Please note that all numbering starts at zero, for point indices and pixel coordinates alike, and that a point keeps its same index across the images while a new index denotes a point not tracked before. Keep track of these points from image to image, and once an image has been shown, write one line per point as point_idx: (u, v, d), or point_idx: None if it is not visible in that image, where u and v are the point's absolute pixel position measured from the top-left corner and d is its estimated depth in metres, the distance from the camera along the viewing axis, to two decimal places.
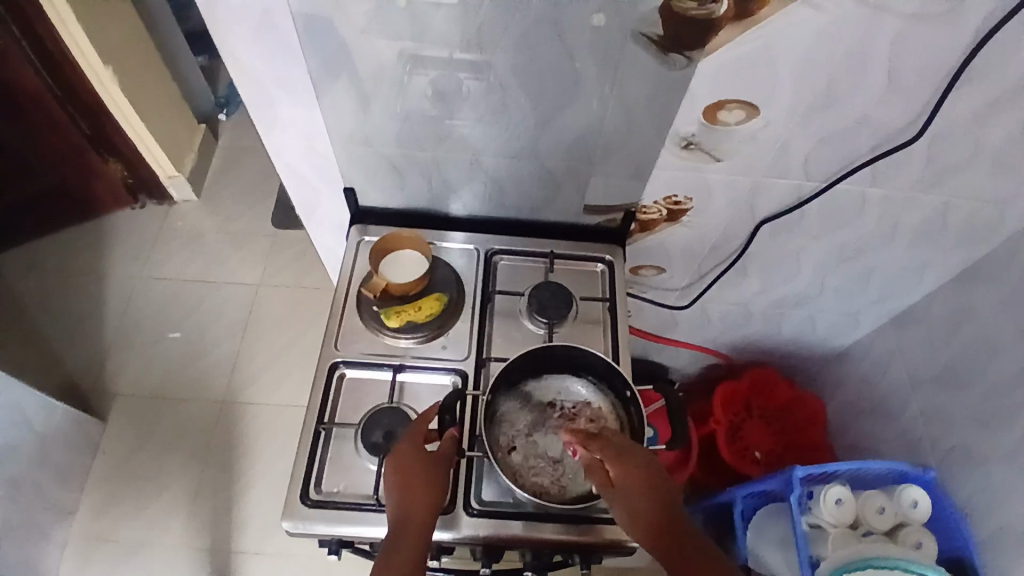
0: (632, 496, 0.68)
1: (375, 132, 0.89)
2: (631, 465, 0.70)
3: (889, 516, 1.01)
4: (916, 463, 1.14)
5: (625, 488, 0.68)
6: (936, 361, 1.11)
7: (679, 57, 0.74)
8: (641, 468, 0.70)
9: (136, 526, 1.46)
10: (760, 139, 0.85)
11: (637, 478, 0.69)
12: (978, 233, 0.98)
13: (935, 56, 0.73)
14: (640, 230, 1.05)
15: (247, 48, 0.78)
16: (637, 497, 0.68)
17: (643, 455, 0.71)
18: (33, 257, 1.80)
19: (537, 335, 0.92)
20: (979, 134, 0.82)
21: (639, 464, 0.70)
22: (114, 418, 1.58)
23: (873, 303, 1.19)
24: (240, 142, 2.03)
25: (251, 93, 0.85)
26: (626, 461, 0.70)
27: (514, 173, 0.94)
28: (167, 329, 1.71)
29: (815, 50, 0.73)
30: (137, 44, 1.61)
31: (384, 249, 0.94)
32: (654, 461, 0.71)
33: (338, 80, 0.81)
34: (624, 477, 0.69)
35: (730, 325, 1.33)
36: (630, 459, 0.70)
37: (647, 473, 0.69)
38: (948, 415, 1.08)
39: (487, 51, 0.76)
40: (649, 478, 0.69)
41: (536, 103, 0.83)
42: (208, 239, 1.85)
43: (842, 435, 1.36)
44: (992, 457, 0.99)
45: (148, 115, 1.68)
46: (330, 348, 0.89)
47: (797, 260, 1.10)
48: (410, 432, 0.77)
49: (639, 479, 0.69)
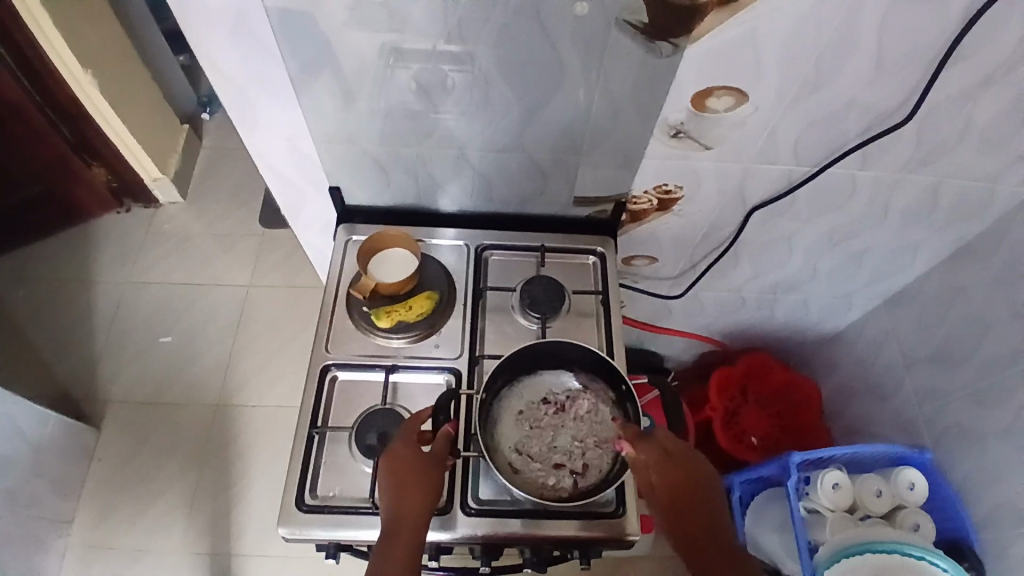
0: (676, 496, 0.70)
1: (358, 130, 0.87)
2: (679, 467, 0.71)
3: (886, 499, 1.02)
4: (913, 444, 1.14)
5: (672, 488, 0.70)
6: (930, 342, 1.11)
7: (664, 44, 0.73)
8: (689, 470, 0.71)
9: (136, 533, 1.45)
10: (749, 125, 0.84)
11: (686, 479, 0.70)
12: (970, 213, 0.97)
13: (925, 35, 0.72)
14: (631, 220, 1.04)
15: (222, 49, 0.76)
16: (681, 497, 0.70)
17: (691, 457, 0.72)
18: (18, 265, 1.77)
19: (530, 331, 0.91)
20: (970, 112, 0.81)
21: (688, 466, 0.71)
22: (109, 426, 1.57)
23: (866, 286, 1.19)
24: (224, 141, 2.00)
25: (230, 95, 0.83)
26: (675, 462, 0.71)
27: (501, 167, 0.93)
28: (158, 334, 1.69)
29: (803, 33, 0.71)
30: (114, 45, 1.58)
31: (371, 248, 0.92)
32: (701, 461, 0.72)
33: (319, 77, 0.79)
34: (672, 478, 0.70)
35: (724, 312, 1.32)
36: (678, 461, 0.71)
37: (694, 474, 0.71)
38: (943, 396, 1.08)
39: (469, 43, 0.74)
40: (696, 478, 0.71)
41: (520, 95, 0.81)
42: (196, 241, 1.83)
43: (838, 417, 1.36)
44: (987, 435, 0.99)
45: (130, 117, 1.65)
46: (320, 351, 0.88)
47: (789, 245, 1.09)
48: (405, 430, 0.76)
49: (686, 480, 0.70)
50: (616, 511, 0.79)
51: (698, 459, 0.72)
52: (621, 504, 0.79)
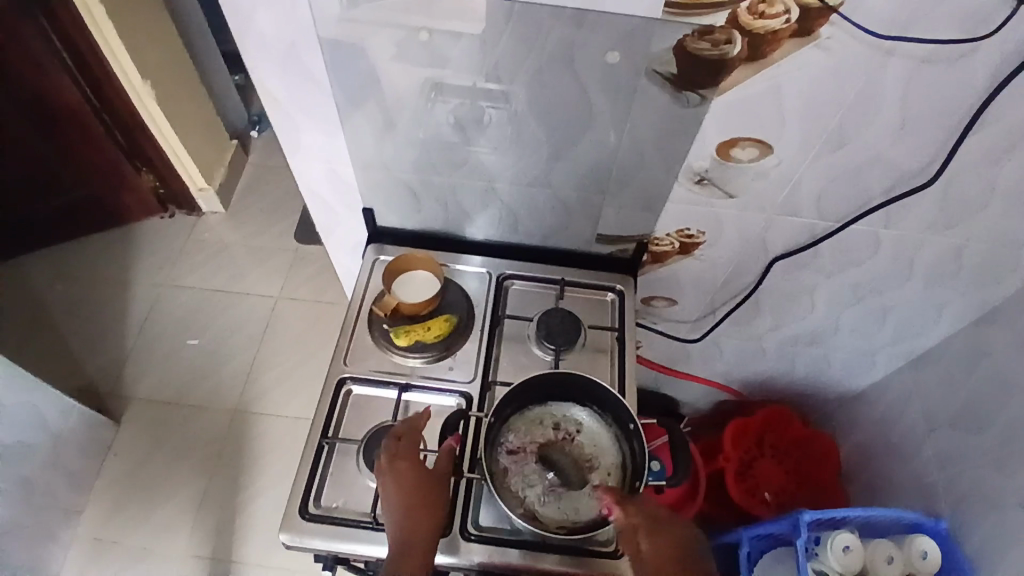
0: (667, 564, 0.68)
1: (394, 157, 0.92)
2: (665, 535, 0.71)
3: (897, 565, 0.99)
4: (931, 511, 1.10)
5: (660, 556, 0.69)
6: (952, 406, 1.08)
7: (692, 95, 0.75)
8: (676, 537, 0.71)
9: (144, 530, 1.48)
10: (773, 176, 0.86)
11: (673, 548, 0.70)
12: (996, 277, 0.96)
13: (951, 100, 0.73)
14: (652, 261, 1.05)
15: (274, 77, 0.82)
16: (670, 567, 0.68)
17: (677, 526, 0.72)
18: (64, 262, 1.87)
19: (544, 361, 0.92)
20: (995, 176, 0.82)
21: (674, 534, 0.71)
22: (129, 423, 1.61)
23: (888, 345, 1.17)
24: (269, 158, 2.10)
25: (278, 119, 0.88)
26: (662, 529, 0.71)
27: (528, 201, 0.96)
28: (186, 337, 1.75)
29: (826, 90, 0.73)
30: (173, 61, 1.68)
31: (396, 269, 0.96)
32: (685, 532, 0.72)
33: (361, 106, 0.84)
34: (658, 545, 0.70)
35: (742, 360, 1.31)
36: (665, 527, 0.71)
37: (680, 543, 0.70)
38: (963, 463, 1.05)
39: (504, 82, 0.78)
40: (683, 548, 0.70)
41: (549, 132, 0.84)
42: (232, 251, 1.90)
43: (855, 479, 1.33)
44: (1005, 507, 0.95)
45: (181, 128, 1.75)
46: (338, 364, 0.90)
47: (811, 298, 1.09)
48: (393, 449, 0.76)
49: (672, 549, 0.70)
50: (615, 550, 0.78)
51: (683, 530, 0.72)
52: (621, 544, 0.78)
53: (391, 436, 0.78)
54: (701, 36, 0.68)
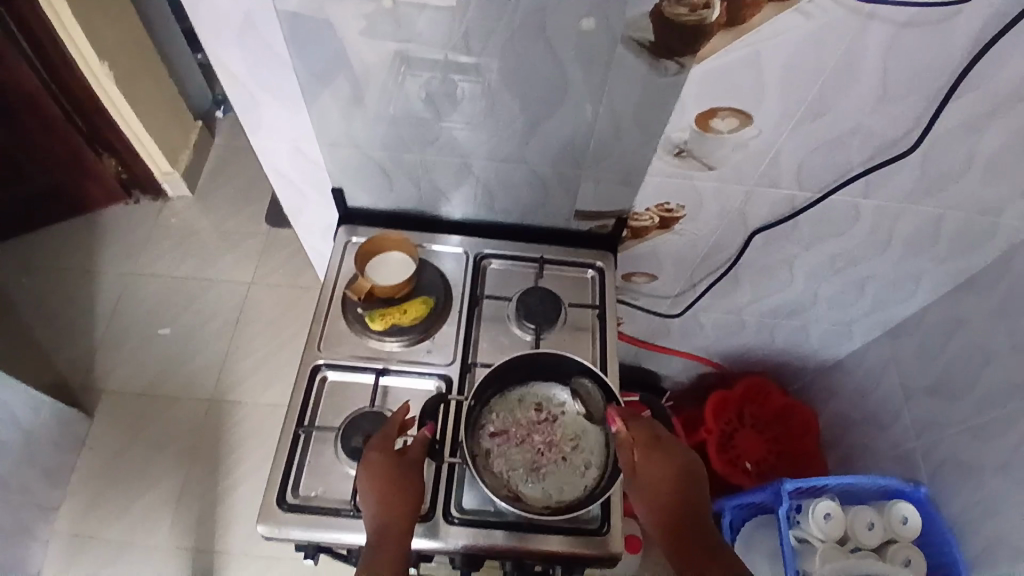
0: (657, 484, 0.70)
1: (364, 134, 0.88)
2: (664, 455, 0.72)
3: (878, 532, 1.02)
4: (908, 476, 1.13)
5: (652, 474, 0.71)
6: (929, 374, 1.10)
7: (669, 63, 0.73)
8: (674, 460, 0.71)
9: (123, 524, 1.45)
10: (752, 147, 0.84)
11: (669, 471, 0.71)
12: (973, 246, 0.97)
13: (929, 66, 0.72)
14: (632, 237, 1.04)
15: (231, 50, 0.77)
16: (656, 486, 0.70)
17: (679, 451, 0.72)
18: (25, 252, 1.79)
19: (524, 341, 0.91)
20: (973, 145, 0.81)
21: (673, 457, 0.71)
22: (102, 416, 1.57)
23: (866, 315, 1.18)
24: (237, 139, 2.03)
25: (237, 93, 0.83)
26: (661, 449, 0.72)
27: (504, 178, 0.93)
28: (158, 327, 1.69)
29: (807, 57, 0.72)
30: (132, 39, 1.60)
31: (369, 250, 0.92)
32: (687, 456, 0.72)
33: (328, 81, 0.80)
34: (654, 463, 0.71)
35: (723, 333, 1.31)
36: (664, 449, 0.72)
37: (677, 468, 0.71)
38: (939, 428, 1.07)
39: (475, 53, 0.75)
40: (679, 472, 0.71)
41: (524, 106, 0.81)
42: (202, 237, 1.84)
43: (833, 446, 1.35)
44: (981, 471, 0.98)
45: (143, 110, 1.67)
46: (313, 350, 0.88)
47: (790, 270, 1.09)
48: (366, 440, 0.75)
49: (668, 471, 0.71)
50: (600, 528, 0.78)
51: (685, 456, 0.72)
52: (605, 521, 0.78)
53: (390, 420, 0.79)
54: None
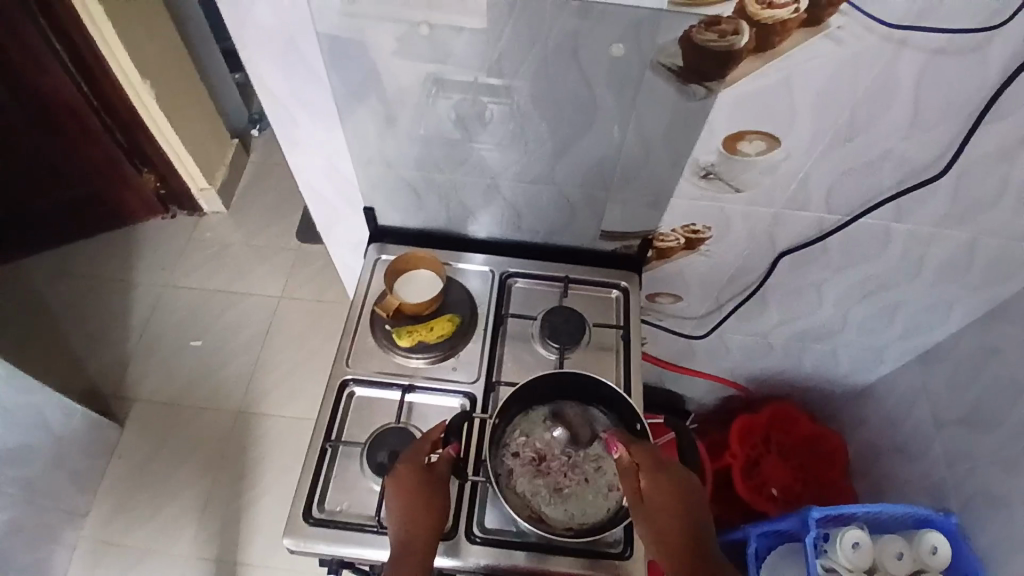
0: (662, 506, 0.69)
1: (395, 154, 0.90)
2: (667, 476, 0.71)
3: (907, 562, 0.99)
4: (942, 509, 1.09)
5: (656, 496, 0.70)
6: (964, 403, 1.07)
7: (697, 87, 0.74)
8: (677, 481, 0.71)
9: (147, 532, 1.47)
10: (780, 170, 0.84)
11: (671, 493, 0.70)
12: (1009, 273, 0.94)
13: (963, 91, 0.71)
14: (657, 258, 1.04)
15: (272, 71, 0.80)
16: (665, 508, 0.69)
17: (681, 472, 0.72)
18: (66, 262, 1.86)
19: (548, 361, 0.91)
20: (1007, 170, 0.80)
21: (675, 478, 0.71)
22: (132, 424, 1.61)
23: (897, 340, 1.15)
24: (270, 157, 2.09)
25: (276, 113, 0.86)
26: (664, 470, 0.72)
27: (531, 198, 0.95)
28: (189, 338, 1.74)
29: (836, 83, 0.72)
30: (172, 59, 1.66)
31: (397, 268, 0.94)
32: (690, 479, 0.72)
33: (363, 102, 0.83)
34: (657, 484, 0.71)
35: (749, 356, 1.30)
36: (667, 470, 0.72)
37: (680, 488, 0.70)
38: (975, 460, 1.03)
39: (505, 75, 0.76)
40: (683, 491, 0.70)
41: (552, 128, 0.83)
42: (233, 251, 1.89)
43: (864, 474, 1.31)
44: (1017, 505, 0.94)
45: (183, 129, 1.74)
46: (341, 365, 0.89)
47: (819, 293, 1.07)
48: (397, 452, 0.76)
49: (671, 492, 0.70)
50: (622, 552, 0.77)
51: (687, 477, 0.72)
52: (628, 545, 0.77)
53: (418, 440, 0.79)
54: (708, 26, 0.67)
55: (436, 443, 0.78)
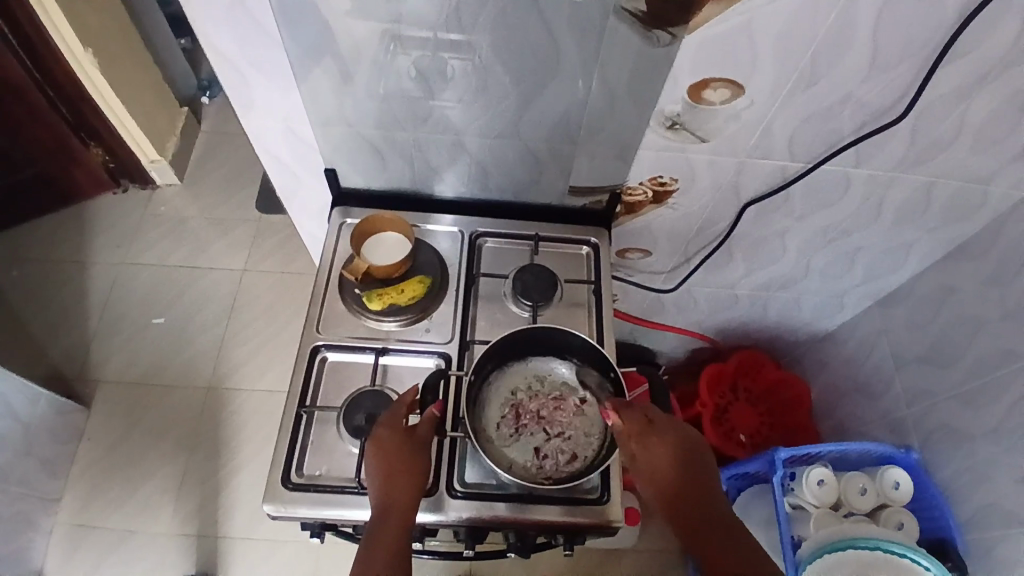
0: (662, 467, 0.69)
1: (356, 114, 0.88)
2: (661, 438, 0.70)
3: (871, 497, 1.04)
4: (901, 443, 1.15)
5: (655, 459, 0.70)
6: (920, 342, 1.12)
7: (662, 34, 0.73)
8: (674, 441, 0.70)
9: (125, 514, 1.45)
10: (745, 118, 0.84)
11: (671, 453, 0.69)
12: (964, 214, 0.98)
13: (921, 31, 0.72)
14: (626, 212, 1.04)
15: (218, 29, 0.76)
16: (666, 468, 0.69)
17: (674, 429, 0.71)
18: (12, 244, 1.77)
19: (521, 318, 0.91)
20: (964, 112, 0.82)
21: (672, 437, 0.70)
22: (99, 406, 1.57)
23: (858, 286, 1.19)
24: (223, 125, 2.00)
25: (226, 74, 0.83)
26: (657, 434, 0.70)
27: (498, 155, 0.93)
28: (151, 317, 1.69)
29: (796, 25, 0.72)
30: (114, 24, 1.56)
31: (364, 231, 0.92)
32: (682, 430, 0.71)
33: (319, 60, 0.79)
34: (654, 450, 0.70)
35: (716, 308, 1.33)
36: (662, 430, 0.71)
37: (677, 446, 0.70)
38: (932, 396, 1.09)
39: (467, 30, 0.74)
40: (679, 450, 0.70)
41: (517, 81, 0.81)
42: (192, 225, 1.83)
43: (826, 415, 1.37)
44: (973, 435, 1.00)
45: (129, 98, 1.65)
46: (311, 332, 0.88)
47: (783, 242, 1.10)
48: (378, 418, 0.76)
49: (669, 451, 0.70)
50: (600, 498, 0.79)
51: (680, 432, 0.71)
52: (606, 491, 0.79)
53: (394, 402, 0.79)
54: None
55: (412, 404, 0.78)
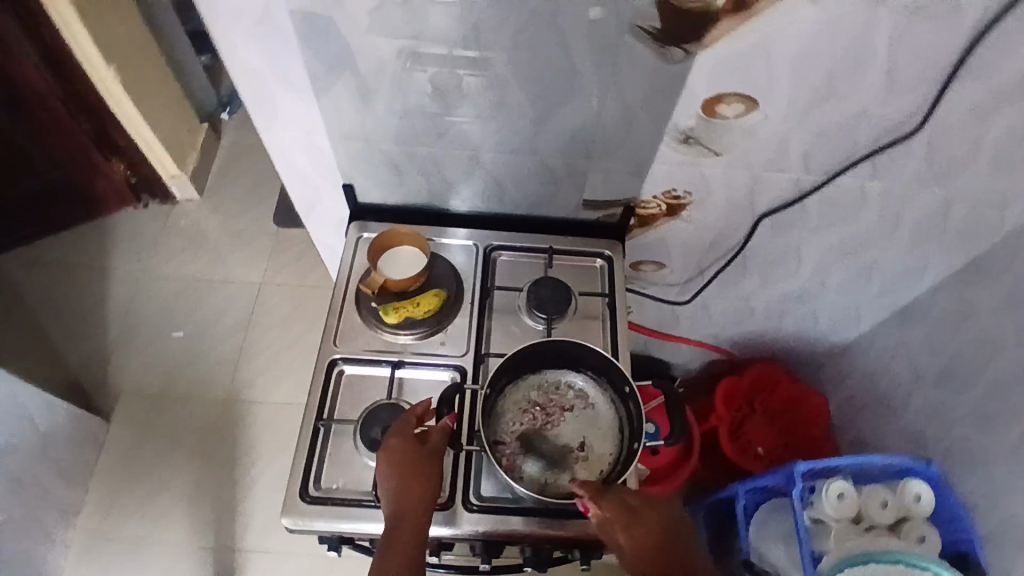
0: (650, 556, 0.67)
1: (374, 130, 0.89)
2: (643, 524, 0.68)
3: (891, 510, 1.01)
4: (921, 458, 1.13)
5: (642, 548, 0.67)
6: (940, 355, 1.10)
7: (676, 51, 0.74)
8: (655, 524, 0.69)
9: (141, 524, 1.47)
10: (759, 132, 0.85)
11: (655, 537, 0.68)
12: (983, 227, 0.97)
13: (936, 47, 0.72)
14: (640, 226, 1.05)
15: (242, 45, 0.78)
16: (654, 553, 0.67)
17: (653, 510, 0.70)
18: (36, 257, 1.81)
19: (536, 331, 0.92)
20: (981, 126, 0.82)
21: (651, 522, 0.69)
22: (117, 417, 1.59)
23: (875, 298, 1.18)
24: (242, 140, 2.04)
25: (250, 91, 0.85)
26: (639, 519, 0.69)
27: (513, 169, 0.94)
28: (169, 329, 1.71)
29: (814, 38, 0.72)
30: (138, 43, 1.61)
31: (380, 245, 0.94)
32: (658, 510, 0.70)
33: (338, 78, 0.81)
34: (639, 537, 0.68)
35: (732, 320, 1.32)
36: (641, 516, 0.69)
37: (659, 527, 0.68)
38: (952, 410, 1.07)
39: (484, 48, 0.76)
40: (662, 534, 0.68)
41: (532, 97, 0.82)
42: (210, 238, 1.86)
43: (845, 429, 1.35)
44: (996, 450, 0.98)
45: (151, 113, 1.68)
46: (329, 344, 0.89)
47: (798, 254, 1.09)
48: (390, 434, 0.75)
49: (653, 537, 0.68)
50: None
51: (659, 512, 0.70)
52: None
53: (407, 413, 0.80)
54: None
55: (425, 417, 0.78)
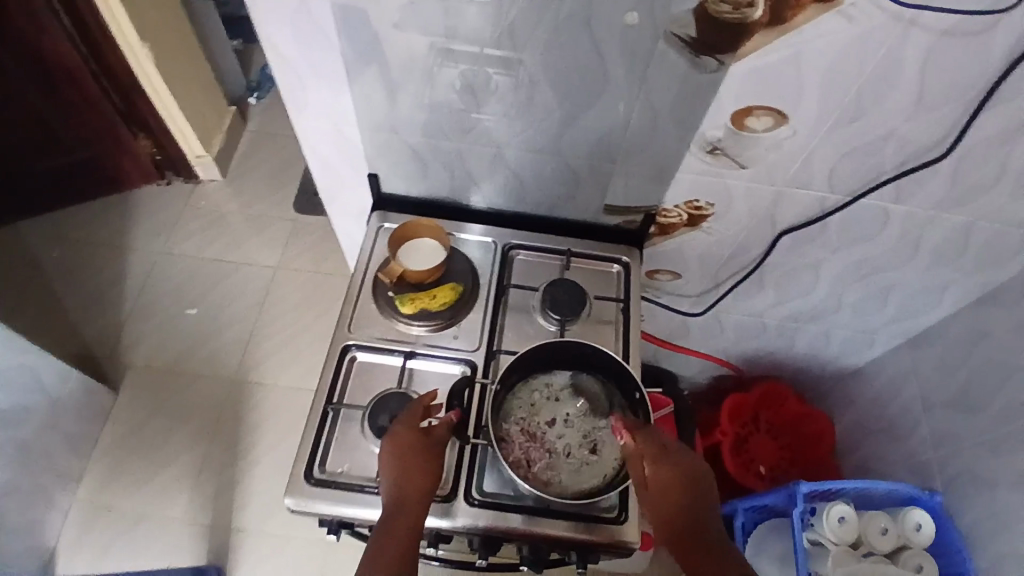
0: (670, 493, 0.69)
1: (402, 121, 0.90)
2: (672, 464, 0.71)
3: (891, 537, 1.02)
4: (925, 486, 1.12)
5: (662, 484, 0.69)
6: (951, 385, 1.09)
7: (710, 60, 0.74)
8: (685, 466, 0.71)
9: (141, 497, 1.48)
10: (787, 147, 0.84)
11: (680, 478, 0.70)
12: (1002, 258, 0.96)
13: (967, 71, 0.72)
14: (659, 234, 1.05)
15: (279, 30, 0.79)
16: (672, 492, 0.69)
17: (686, 455, 0.72)
18: (58, 227, 1.84)
19: (548, 332, 0.92)
20: (1007, 156, 0.81)
21: (680, 465, 0.71)
22: (127, 389, 1.61)
23: (888, 323, 1.18)
24: (267, 125, 2.06)
25: (285, 76, 0.86)
26: (670, 458, 0.71)
27: (537, 169, 0.95)
28: (183, 306, 1.73)
29: (845, 58, 0.72)
30: (171, 21, 1.63)
31: (400, 236, 0.94)
32: (694, 461, 0.71)
33: (369, 67, 0.82)
34: (665, 474, 0.70)
35: (744, 335, 1.32)
36: (672, 457, 0.71)
37: (687, 472, 0.70)
38: (958, 441, 1.06)
39: (517, 48, 0.76)
40: (688, 478, 0.70)
41: (561, 99, 0.83)
42: (230, 220, 1.88)
43: (851, 453, 1.34)
44: (999, 485, 0.97)
45: (179, 93, 1.71)
46: (343, 331, 0.90)
47: (815, 274, 1.09)
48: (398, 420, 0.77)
49: (677, 478, 0.70)
50: (617, 517, 0.79)
51: (692, 458, 0.72)
52: (623, 511, 0.79)
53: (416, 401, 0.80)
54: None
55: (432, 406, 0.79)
